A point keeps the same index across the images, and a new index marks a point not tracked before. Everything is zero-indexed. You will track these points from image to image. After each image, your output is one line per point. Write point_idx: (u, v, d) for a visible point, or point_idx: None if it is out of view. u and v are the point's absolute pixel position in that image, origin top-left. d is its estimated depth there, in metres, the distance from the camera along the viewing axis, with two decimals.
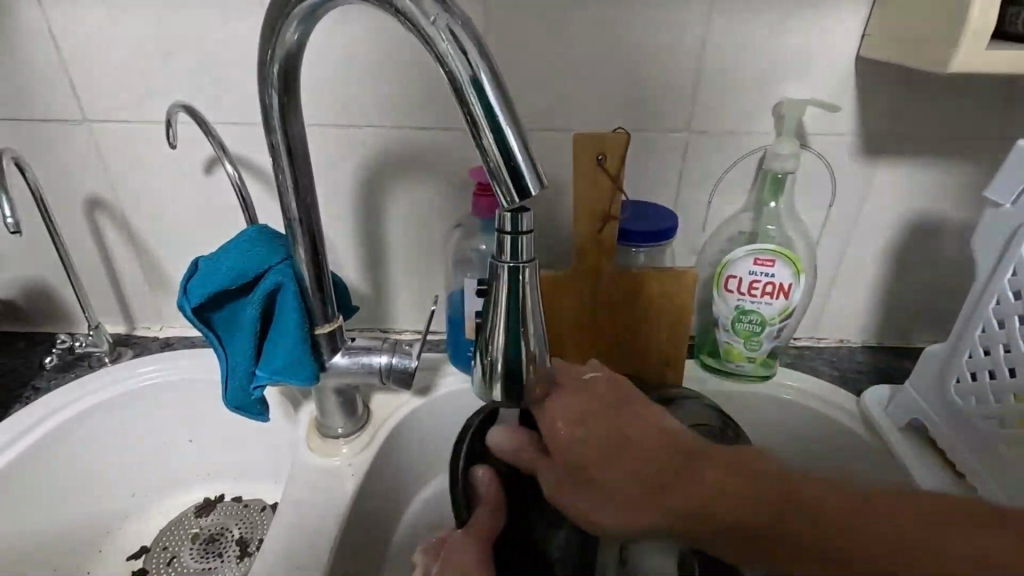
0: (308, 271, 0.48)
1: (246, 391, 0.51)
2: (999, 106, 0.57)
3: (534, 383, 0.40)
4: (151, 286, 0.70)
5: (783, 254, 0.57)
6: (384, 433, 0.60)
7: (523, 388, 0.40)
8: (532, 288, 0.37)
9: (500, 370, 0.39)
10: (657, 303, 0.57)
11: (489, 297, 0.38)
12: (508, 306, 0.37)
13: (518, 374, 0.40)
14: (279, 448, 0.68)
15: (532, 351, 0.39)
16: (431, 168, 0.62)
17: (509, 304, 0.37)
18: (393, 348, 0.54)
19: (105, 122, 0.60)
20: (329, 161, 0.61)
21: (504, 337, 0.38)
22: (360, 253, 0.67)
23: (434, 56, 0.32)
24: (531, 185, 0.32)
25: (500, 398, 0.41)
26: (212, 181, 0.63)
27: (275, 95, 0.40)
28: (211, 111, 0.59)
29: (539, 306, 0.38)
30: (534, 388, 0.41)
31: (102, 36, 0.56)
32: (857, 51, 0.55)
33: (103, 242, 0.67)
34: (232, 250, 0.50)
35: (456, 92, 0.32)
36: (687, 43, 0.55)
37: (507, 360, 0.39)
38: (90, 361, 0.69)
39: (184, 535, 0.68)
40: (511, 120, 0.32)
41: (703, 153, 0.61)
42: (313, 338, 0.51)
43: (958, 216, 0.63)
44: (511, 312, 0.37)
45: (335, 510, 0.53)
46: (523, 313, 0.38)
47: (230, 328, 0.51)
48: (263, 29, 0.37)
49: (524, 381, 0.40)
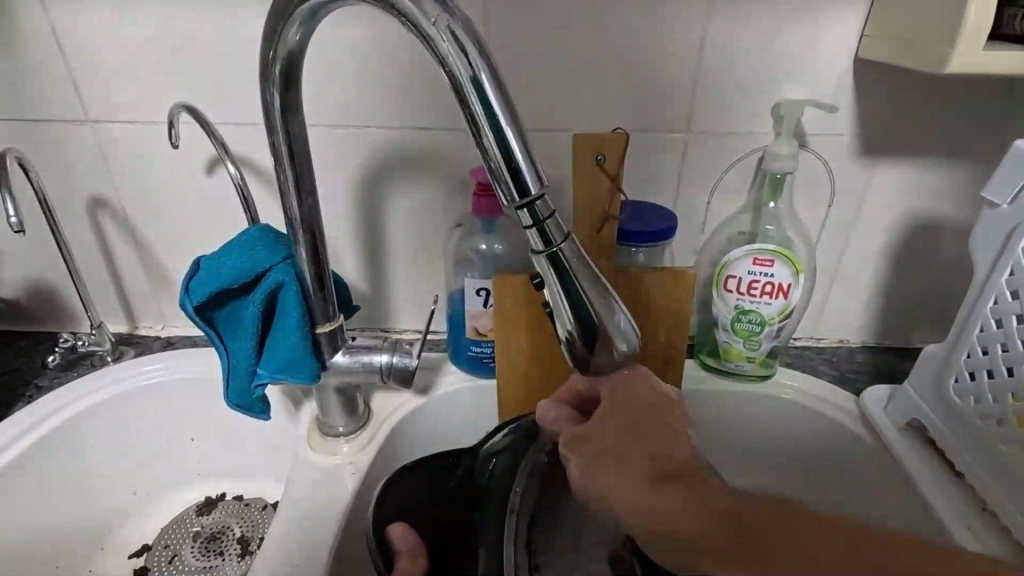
0: (310, 270, 0.48)
1: (249, 389, 0.51)
2: (997, 106, 0.57)
3: (623, 344, 0.38)
4: (153, 285, 0.71)
5: (783, 254, 0.57)
6: (384, 431, 0.60)
7: (614, 351, 0.38)
8: (581, 261, 0.36)
9: (582, 350, 0.38)
10: (656, 302, 0.57)
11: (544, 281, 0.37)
12: (567, 289, 0.36)
13: (607, 339, 0.38)
14: (279, 447, 0.69)
15: (602, 317, 0.37)
16: (431, 168, 0.62)
17: (566, 287, 0.35)
18: (394, 347, 0.55)
19: (108, 122, 0.61)
20: (330, 161, 0.62)
21: (571, 314, 0.36)
22: (361, 252, 0.67)
23: (434, 56, 0.32)
24: (531, 184, 0.33)
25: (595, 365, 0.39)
26: (213, 181, 0.64)
27: (277, 95, 0.40)
28: (213, 111, 0.60)
29: (593, 275, 0.36)
30: (619, 357, 0.39)
31: (105, 37, 0.57)
32: (854, 52, 0.55)
33: (106, 241, 0.68)
34: (234, 249, 0.50)
35: (456, 91, 0.32)
36: (686, 44, 0.56)
37: (587, 331, 0.37)
38: (93, 360, 0.69)
39: (186, 534, 0.68)
40: (511, 120, 0.32)
41: (702, 153, 0.61)
42: (314, 336, 0.52)
43: (957, 216, 0.63)
44: (570, 293, 0.36)
45: (336, 509, 0.54)
46: (580, 286, 0.36)
47: (233, 326, 0.52)
48: (266, 30, 0.38)
49: (615, 345, 0.38)
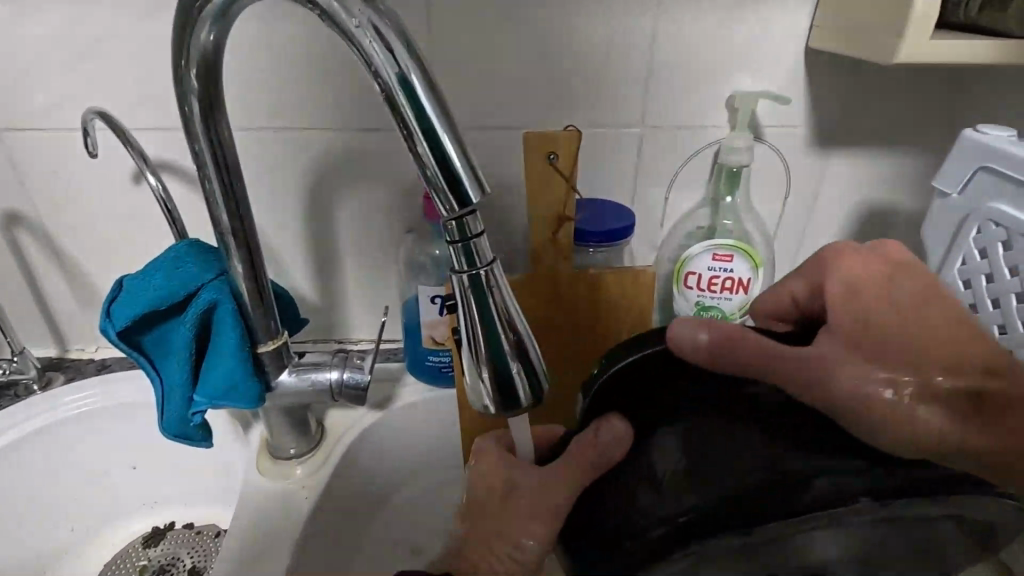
0: (248, 287, 0.45)
1: (185, 417, 0.48)
2: (944, 95, 0.58)
3: (530, 392, 0.35)
4: (83, 305, 0.65)
5: (741, 249, 0.57)
6: (339, 450, 0.58)
7: (519, 400, 0.35)
8: (503, 289, 0.34)
9: (488, 379, 0.35)
10: (619, 303, 0.55)
11: (462, 307, 0.34)
12: (480, 313, 0.33)
13: (511, 380, 0.35)
14: (231, 471, 0.65)
15: (512, 348, 0.34)
16: (379, 170, 0.59)
17: (480, 311, 0.33)
18: (345, 362, 0.51)
19: (18, 130, 0.55)
20: (269, 167, 0.58)
21: (483, 343, 0.34)
22: (309, 261, 0.63)
23: (360, 57, 0.29)
24: (472, 194, 0.30)
25: (495, 407, 0.36)
26: (143, 191, 0.59)
27: (195, 102, 0.37)
28: (137, 117, 0.55)
29: (517, 304, 0.34)
30: (528, 396, 0.35)
31: (8, 37, 0.52)
32: (805, 44, 0.54)
33: (26, 260, 0.62)
34: (162, 266, 0.46)
35: (386, 96, 0.29)
36: (635, 37, 0.54)
37: (495, 367, 0.34)
38: (17, 389, 0.63)
39: (131, 569, 0.64)
40: (447, 125, 0.30)
41: (658, 148, 0.59)
42: (256, 356, 0.48)
43: (909, 203, 0.64)
44: (485, 318, 0.33)
45: (288, 538, 0.50)
46: (498, 316, 0.33)
47: (166, 350, 0.48)
48: (175, 30, 0.34)
49: (517, 391, 0.35)
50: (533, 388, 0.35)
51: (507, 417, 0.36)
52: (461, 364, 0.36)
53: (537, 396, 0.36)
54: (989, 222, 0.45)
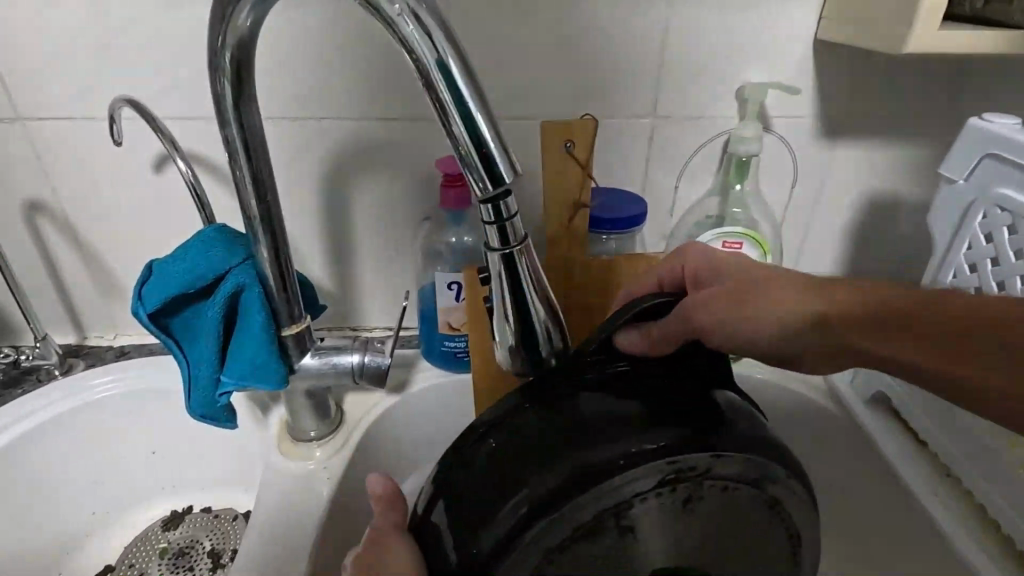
0: (273, 270, 0.46)
1: (212, 399, 0.49)
2: (949, 86, 0.59)
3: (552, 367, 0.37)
4: (102, 293, 0.66)
5: (751, 237, 0.58)
6: (358, 433, 0.59)
7: (546, 362, 0.38)
8: (532, 264, 0.35)
9: (518, 349, 0.37)
10: (634, 289, 0.56)
11: (493, 283, 0.36)
12: (512, 291, 0.35)
13: (539, 347, 0.37)
14: (248, 455, 0.66)
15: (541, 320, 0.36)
16: (395, 160, 0.60)
17: (512, 289, 0.35)
18: (365, 346, 0.53)
19: (43, 119, 0.56)
20: (288, 156, 0.59)
21: (515, 317, 0.36)
22: (325, 249, 0.64)
23: (398, 42, 0.30)
24: (505, 173, 0.31)
25: (526, 371, 0.38)
26: (163, 179, 0.60)
27: (228, 86, 0.38)
28: (157, 106, 0.56)
29: (545, 280, 0.36)
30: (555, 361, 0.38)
31: (34, 27, 0.52)
32: (814, 36, 0.56)
33: (47, 247, 0.63)
34: (189, 250, 0.47)
35: (423, 79, 0.30)
36: (648, 29, 0.55)
37: (525, 337, 0.37)
38: (39, 375, 0.64)
39: (152, 551, 0.65)
40: (482, 107, 0.31)
41: (669, 138, 0.61)
42: (280, 339, 0.49)
43: (913, 193, 0.65)
44: (517, 294, 0.35)
45: (311, 517, 0.52)
46: (524, 295, 0.35)
47: (192, 334, 0.49)
48: (213, 15, 0.35)
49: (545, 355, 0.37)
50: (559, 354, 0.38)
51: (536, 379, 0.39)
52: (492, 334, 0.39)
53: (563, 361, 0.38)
54: (996, 208, 0.46)
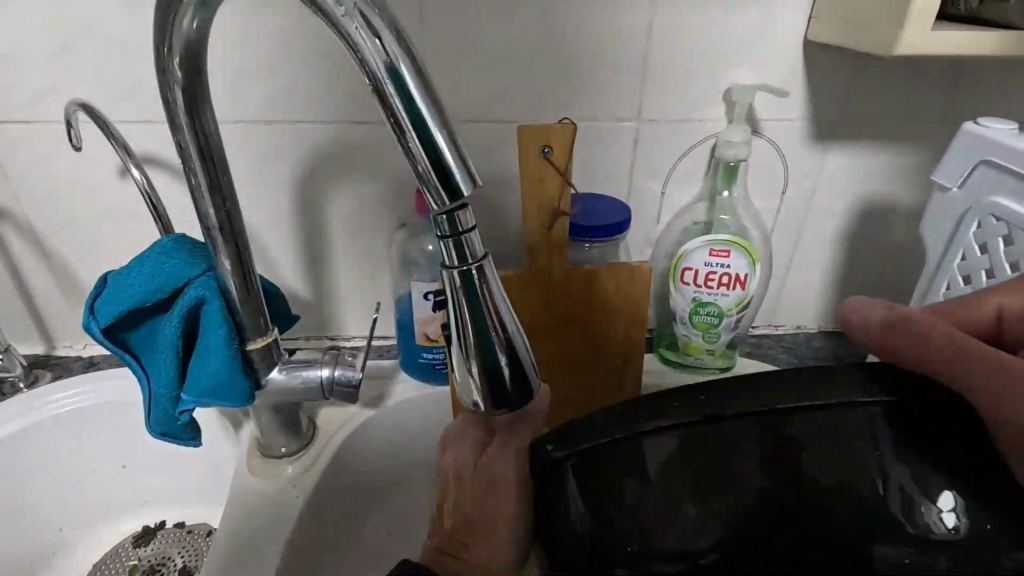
0: (235, 282, 0.44)
1: (173, 416, 0.47)
2: (943, 89, 0.57)
3: (520, 387, 0.35)
4: (70, 302, 0.64)
5: (739, 244, 0.56)
6: (331, 447, 0.57)
7: (509, 393, 0.34)
8: (494, 284, 0.33)
9: (478, 375, 0.34)
10: (617, 300, 0.54)
11: (450, 303, 0.33)
12: (470, 312, 0.32)
13: (501, 374, 0.34)
14: (221, 468, 0.64)
15: (502, 344, 0.33)
16: (370, 165, 0.58)
17: (471, 309, 0.32)
18: (336, 359, 0.50)
19: (2, 123, 0.54)
20: (259, 161, 0.57)
21: (474, 341, 0.33)
22: (300, 257, 0.62)
23: (348, 47, 0.28)
24: (463, 187, 0.29)
25: (486, 403, 0.35)
26: (130, 185, 0.58)
27: (179, 92, 0.36)
28: (121, 110, 0.54)
29: (507, 303, 0.34)
30: (516, 391, 0.35)
31: None
32: (803, 37, 0.54)
33: (10, 255, 0.61)
34: (148, 262, 0.46)
35: (374, 86, 0.28)
36: (631, 29, 0.53)
37: (484, 363, 0.34)
38: (2, 387, 0.62)
39: (121, 569, 0.63)
40: (438, 116, 0.29)
41: (654, 143, 0.59)
42: (245, 353, 0.47)
43: (907, 198, 0.63)
44: (476, 315, 0.32)
45: (278, 537, 0.50)
46: (490, 315, 0.33)
47: (152, 348, 0.47)
48: (158, 17, 0.33)
49: (507, 384, 0.34)
50: (521, 384, 0.35)
51: (499, 412, 0.36)
52: (450, 360, 0.36)
53: (527, 393, 0.35)
54: (991, 217, 0.44)
